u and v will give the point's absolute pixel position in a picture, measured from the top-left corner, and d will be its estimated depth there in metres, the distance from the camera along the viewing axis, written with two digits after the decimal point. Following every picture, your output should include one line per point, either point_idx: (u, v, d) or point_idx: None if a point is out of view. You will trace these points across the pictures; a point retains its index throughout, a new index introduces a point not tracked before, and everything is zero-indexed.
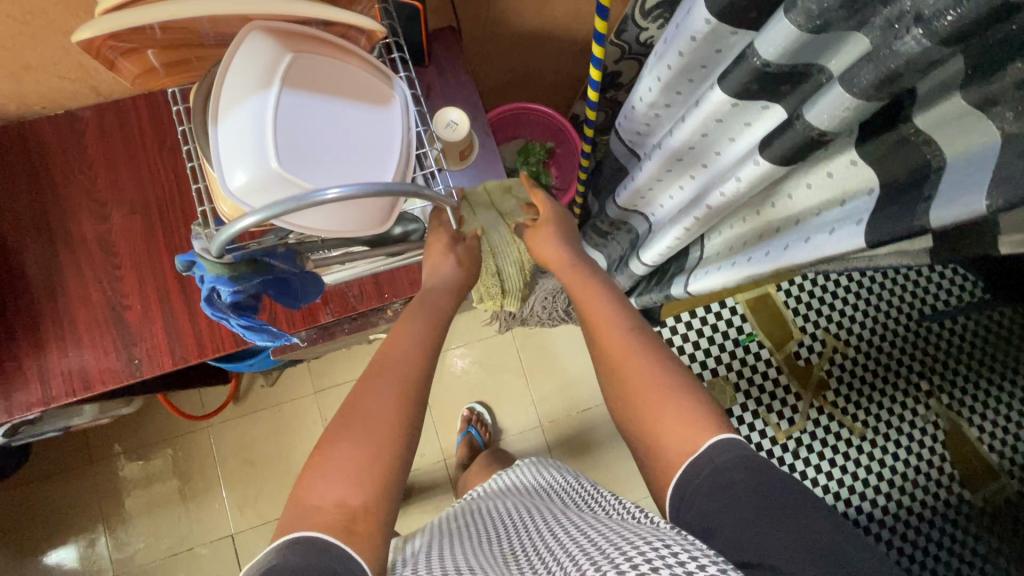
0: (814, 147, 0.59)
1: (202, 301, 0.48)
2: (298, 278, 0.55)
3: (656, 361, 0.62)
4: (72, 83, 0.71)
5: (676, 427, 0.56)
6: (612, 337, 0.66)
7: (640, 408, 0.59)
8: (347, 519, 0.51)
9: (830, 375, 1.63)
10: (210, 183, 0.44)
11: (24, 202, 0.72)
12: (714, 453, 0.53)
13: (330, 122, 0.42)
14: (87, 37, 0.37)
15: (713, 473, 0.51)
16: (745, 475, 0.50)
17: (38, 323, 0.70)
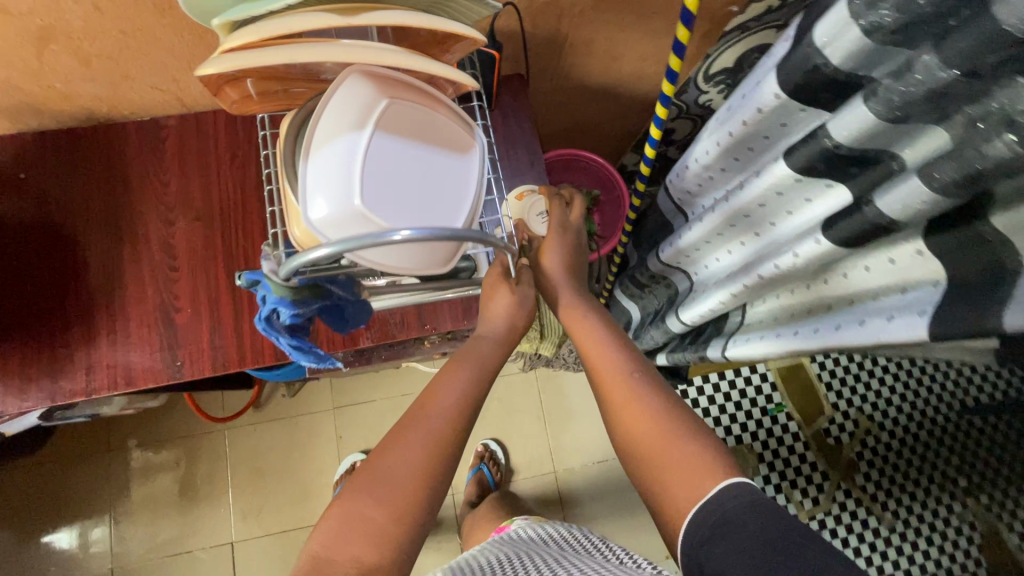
0: (880, 234, 0.58)
1: (261, 318, 0.49)
2: (353, 307, 0.56)
3: (656, 396, 0.63)
4: (162, 94, 0.75)
5: (685, 461, 0.56)
6: (616, 375, 0.66)
7: (642, 446, 0.60)
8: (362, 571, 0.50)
9: (860, 458, 1.56)
10: (286, 204, 0.46)
11: (99, 199, 0.75)
12: (726, 496, 0.52)
13: (413, 163, 0.46)
14: (208, 70, 0.40)
15: (719, 521, 0.51)
16: (751, 513, 0.49)
17: (93, 317, 0.72)
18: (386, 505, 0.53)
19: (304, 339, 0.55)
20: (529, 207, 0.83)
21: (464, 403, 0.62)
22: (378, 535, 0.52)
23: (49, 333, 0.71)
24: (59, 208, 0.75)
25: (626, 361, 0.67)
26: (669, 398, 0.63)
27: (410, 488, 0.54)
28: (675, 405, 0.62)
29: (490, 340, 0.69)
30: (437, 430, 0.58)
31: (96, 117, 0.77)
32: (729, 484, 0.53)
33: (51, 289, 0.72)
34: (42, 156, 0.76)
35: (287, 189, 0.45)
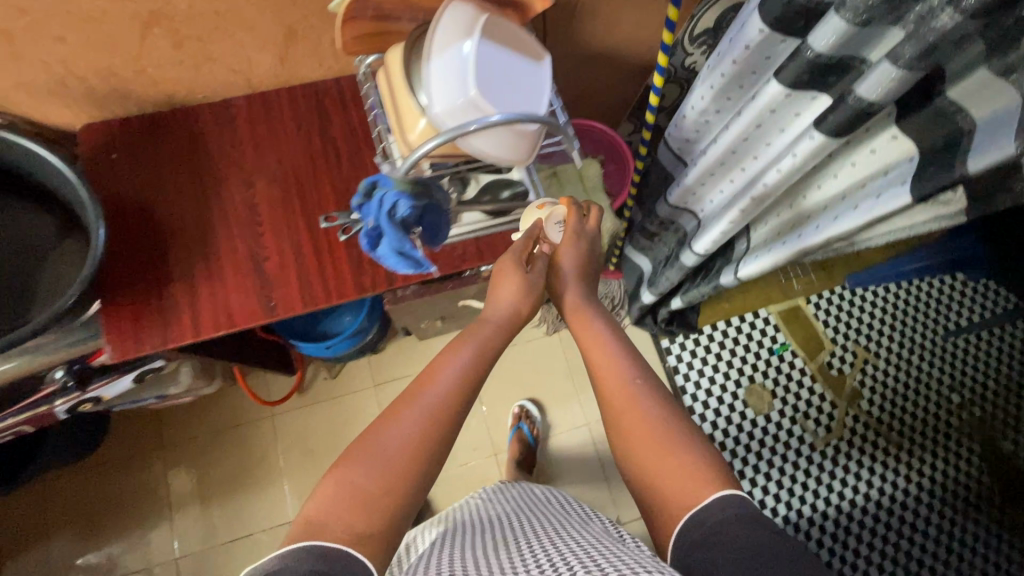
0: (862, 118, 0.71)
1: (386, 211, 0.62)
2: (442, 217, 0.68)
3: (659, 402, 0.67)
4: (235, 76, 0.86)
5: (679, 472, 0.60)
6: (617, 380, 0.69)
7: (637, 438, 0.65)
8: (353, 537, 0.54)
9: (863, 385, 1.68)
10: (400, 107, 0.57)
11: (184, 170, 0.85)
12: (719, 505, 0.55)
13: (508, 66, 0.54)
14: None
15: (715, 524, 0.54)
16: (742, 523, 0.53)
17: (193, 270, 0.81)
18: (374, 473, 0.59)
19: (407, 241, 0.66)
20: (549, 217, 0.81)
21: (465, 380, 0.68)
22: (368, 504, 0.57)
23: (155, 286, 0.80)
24: (151, 180, 0.84)
25: (631, 367, 0.71)
26: (671, 407, 0.67)
27: (398, 468, 0.60)
28: (675, 411, 0.66)
29: (493, 323, 0.76)
30: (430, 415, 0.64)
31: (176, 101, 0.87)
32: (721, 496, 0.56)
33: (152, 249, 0.81)
34: (131, 136, 0.85)
35: (404, 93, 0.55)
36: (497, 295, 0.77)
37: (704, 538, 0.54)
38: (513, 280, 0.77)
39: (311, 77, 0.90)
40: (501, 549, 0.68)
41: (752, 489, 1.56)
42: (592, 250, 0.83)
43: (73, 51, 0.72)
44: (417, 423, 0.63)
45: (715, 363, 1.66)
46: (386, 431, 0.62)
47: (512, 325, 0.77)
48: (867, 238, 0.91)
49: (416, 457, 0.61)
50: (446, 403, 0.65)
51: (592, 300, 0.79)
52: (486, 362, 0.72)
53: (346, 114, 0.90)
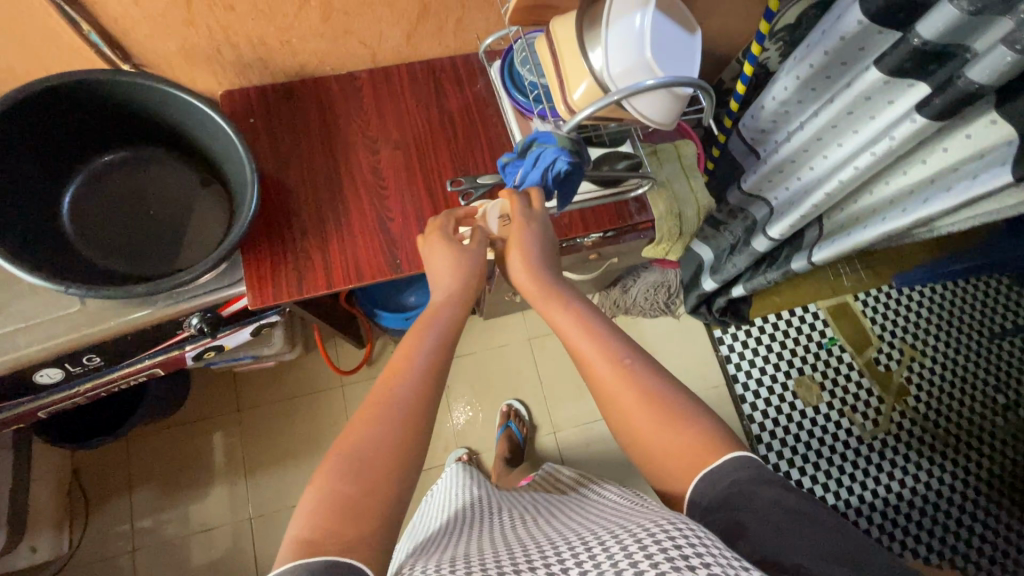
0: (968, 100, 0.77)
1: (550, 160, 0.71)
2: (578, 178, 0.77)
3: (656, 377, 0.63)
4: (365, 50, 0.92)
5: (687, 445, 0.58)
6: (607, 363, 0.64)
7: (633, 415, 0.62)
8: (342, 548, 0.50)
9: (909, 382, 1.71)
10: (564, 71, 0.64)
11: (315, 136, 0.91)
12: (731, 467, 0.55)
13: (673, 35, 0.60)
14: None
15: (731, 484, 0.53)
16: (766, 487, 0.52)
17: (326, 228, 0.87)
18: (357, 481, 0.54)
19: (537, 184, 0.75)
20: (488, 211, 0.79)
21: (431, 368, 0.65)
22: (352, 512, 0.53)
23: (291, 241, 0.86)
24: (287, 144, 0.90)
25: (617, 346, 0.66)
26: (666, 377, 0.64)
27: (380, 472, 0.56)
28: (674, 384, 0.63)
29: (450, 305, 0.71)
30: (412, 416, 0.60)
31: (307, 72, 0.93)
32: (733, 458, 0.55)
33: (287, 207, 0.88)
34: (267, 103, 0.92)
35: (575, 56, 0.62)
36: (441, 278, 0.73)
37: (724, 498, 0.53)
38: (454, 259, 0.74)
39: (428, 55, 0.97)
40: (515, 531, 0.68)
41: (802, 477, 1.58)
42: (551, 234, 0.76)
43: (235, 20, 0.79)
44: (399, 421, 0.59)
45: (765, 353, 1.70)
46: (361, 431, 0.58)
47: (466, 302, 0.73)
48: (949, 223, 0.95)
49: (400, 455, 0.57)
50: (417, 396, 0.61)
51: (560, 282, 0.73)
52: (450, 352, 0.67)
53: (460, 91, 0.96)
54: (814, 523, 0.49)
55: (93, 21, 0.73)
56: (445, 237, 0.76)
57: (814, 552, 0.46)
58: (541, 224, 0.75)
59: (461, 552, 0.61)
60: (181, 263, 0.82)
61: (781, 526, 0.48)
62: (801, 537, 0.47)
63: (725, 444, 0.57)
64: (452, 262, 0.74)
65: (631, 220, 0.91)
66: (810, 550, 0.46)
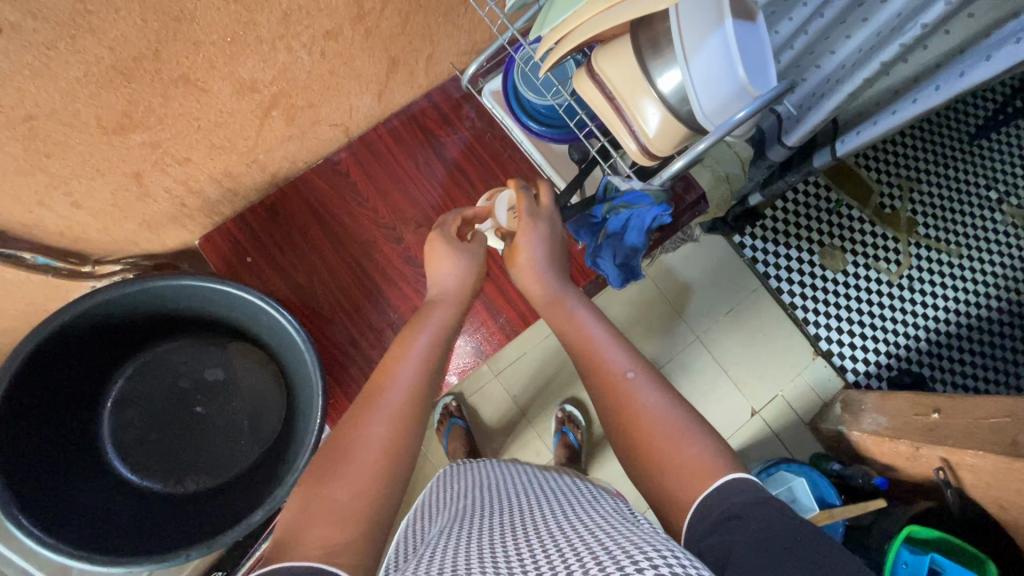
0: None
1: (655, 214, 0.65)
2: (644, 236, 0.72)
3: (655, 394, 0.54)
4: (336, 129, 0.77)
5: (693, 461, 0.49)
6: (606, 375, 0.57)
7: (634, 421, 0.53)
8: (328, 552, 0.38)
9: (915, 213, 1.76)
10: (629, 112, 0.54)
11: (327, 247, 0.79)
12: (730, 491, 0.45)
13: (748, 38, 0.51)
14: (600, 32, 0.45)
15: (725, 510, 0.44)
16: (761, 506, 0.43)
17: (387, 343, 0.78)
18: (346, 483, 0.43)
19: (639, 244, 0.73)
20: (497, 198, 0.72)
21: (426, 369, 0.55)
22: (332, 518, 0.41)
23: (363, 373, 0.77)
24: (302, 269, 0.78)
25: (620, 359, 0.58)
26: (671, 395, 0.54)
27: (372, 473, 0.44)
28: (681, 406, 0.54)
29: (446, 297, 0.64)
30: (404, 414, 0.50)
31: (283, 179, 0.79)
32: (732, 479, 0.46)
33: (337, 339, 0.77)
34: (255, 233, 0.78)
35: (647, 99, 0.52)
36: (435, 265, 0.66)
37: (717, 523, 0.43)
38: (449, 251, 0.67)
39: (402, 103, 0.83)
40: None
41: (853, 339, 1.66)
42: (561, 234, 0.70)
43: (192, 169, 0.64)
44: (386, 422, 0.48)
45: (786, 239, 1.70)
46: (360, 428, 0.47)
47: (466, 295, 0.66)
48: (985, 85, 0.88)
49: (392, 472, 0.45)
50: (412, 396, 0.52)
51: (566, 286, 0.67)
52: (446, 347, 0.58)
53: (454, 131, 0.84)
54: (808, 556, 0.39)
55: (34, 243, 0.60)
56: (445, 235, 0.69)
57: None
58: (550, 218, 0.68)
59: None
60: (265, 441, 0.74)
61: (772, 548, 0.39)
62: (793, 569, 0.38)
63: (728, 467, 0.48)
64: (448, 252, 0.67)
65: (685, 204, 0.84)
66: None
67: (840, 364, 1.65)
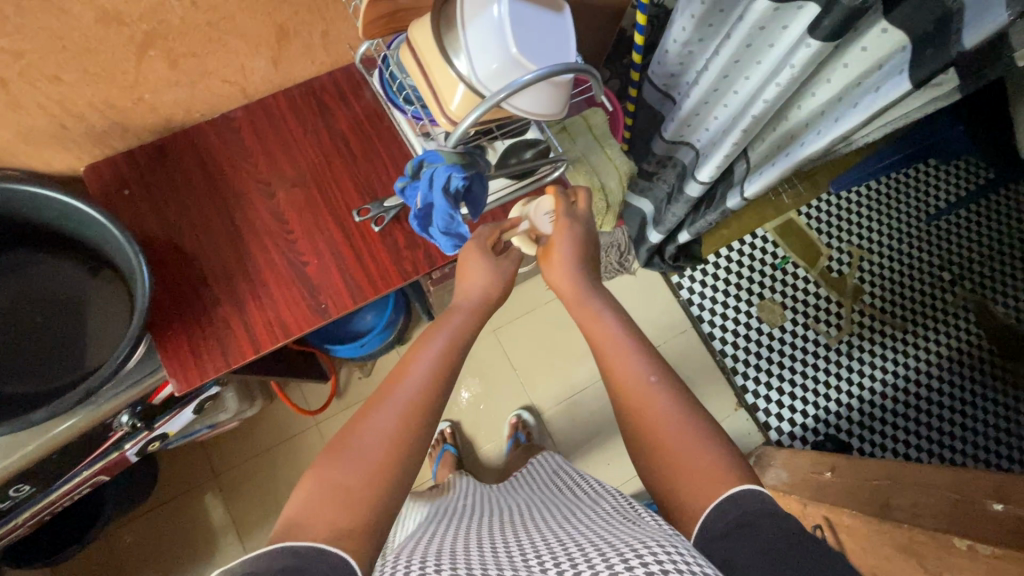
0: (858, 14, 0.74)
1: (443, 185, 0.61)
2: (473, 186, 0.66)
3: (672, 403, 0.59)
4: (230, 87, 0.83)
5: (699, 465, 0.54)
6: (631, 377, 0.62)
7: (650, 427, 0.58)
8: (334, 535, 0.48)
9: (863, 281, 1.73)
10: (432, 78, 0.58)
11: (203, 193, 0.84)
12: (738, 499, 0.50)
13: (538, 19, 0.55)
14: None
15: (738, 517, 0.49)
16: (771, 520, 0.47)
17: (237, 290, 0.81)
18: (360, 471, 0.52)
19: (458, 218, 0.64)
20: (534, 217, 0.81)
21: (439, 377, 0.61)
22: (348, 501, 0.50)
23: (204, 313, 0.80)
24: (173, 208, 0.83)
25: (641, 363, 0.63)
26: (687, 402, 0.59)
27: (381, 466, 0.53)
28: (689, 406, 0.59)
29: (467, 308, 0.71)
30: (410, 408, 0.57)
31: (175, 125, 0.85)
32: (742, 492, 0.51)
33: (190, 277, 0.81)
34: (138, 168, 0.83)
35: (439, 65, 0.56)
36: (467, 277, 0.74)
37: (725, 533, 0.49)
38: (479, 262, 0.74)
39: (303, 76, 0.89)
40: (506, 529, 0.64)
41: (781, 397, 1.63)
42: (590, 241, 0.78)
43: (68, 89, 0.71)
44: (394, 419, 0.56)
45: (724, 288, 1.71)
46: (368, 421, 0.56)
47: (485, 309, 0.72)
48: (864, 136, 0.95)
49: (402, 454, 0.55)
50: (424, 399, 0.59)
51: (597, 288, 0.73)
52: (457, 351, 0.65)
53: (347, 107, 0.89)
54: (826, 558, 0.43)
55: None
56: (485, 243, 0.77)
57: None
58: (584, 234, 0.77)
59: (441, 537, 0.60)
60: (94, 359, 0.77)
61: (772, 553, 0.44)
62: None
63: (733, 478, 0.52)
64: (485, 268, 0.75)
65: None
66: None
67: (765, 420, 1.62)
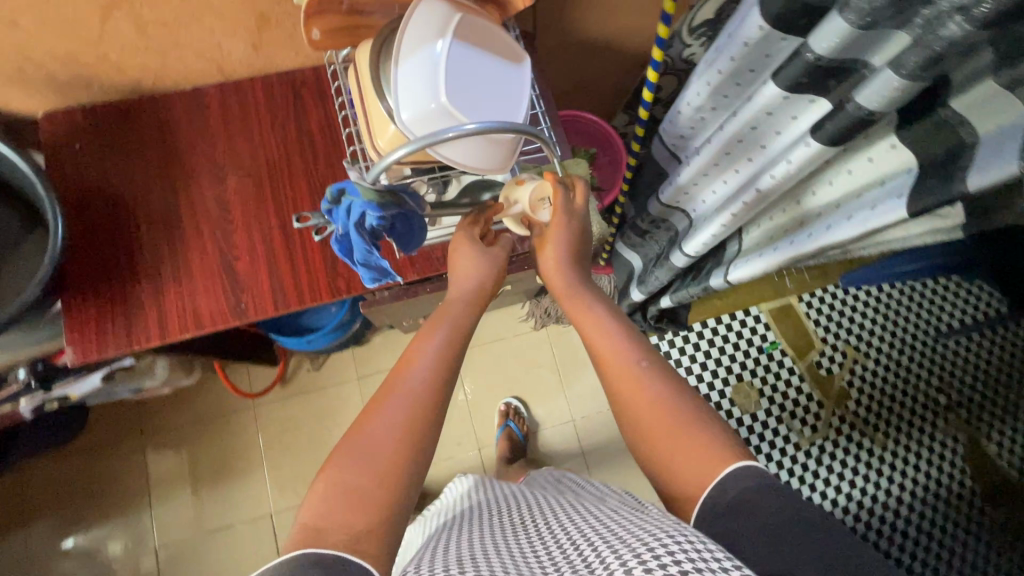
0: (863, 125, 0.68)
1: (353, 226, 0.59)
2: (402, 220, 0.63)
3: (663, 383, 0.59)
4: (204, 62, 0.80)
5: (694, 450, 0.53)
6: (620, 361, 0.61)
7: (638, 417, 0.58)
8: (351, 539, 0.48)
9: (851, 386, 1.64)
10: (368, 105, 0.53)
11: (152, 163, 0.81)
12: (731, 477, 0.50)
13: (484, 67, 0.51)
14: None
15: (736, 498, 0.49)
16: (773, 493, 0.48)
17: (160, 271, 0.78)
18: (368, 470, 0.52)
19: (375, 252, 0.62)
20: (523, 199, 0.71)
21: (438, 364, 0.60)
22: (364, 502, 0.50)
23: (120, 286, 0.77)
24: (117, 173, 0.80)
25: (628, 347, 0.62)
26: (680, 384, 0.59)
27: (391, 461, 0.53)
28: (683, 389, 0.59)
29: (461, 301, 0.68)
30: (413, 393, 0.57)
31: (144, 89, 0.82)
32: (744, 468, 0.51)
33: (116, 246, 0.78)
34: (95, 124, 0.81)
35: (372, 95, 0.52)
36: (460, 273, 0.70)
37: (727, 512, 0.49)
38: (470, 257, 0.70)
39: (286, 65, 0.86)
40: (508, 531, 0.63)
41: None
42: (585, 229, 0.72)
43: (26, 35, 0.68)
44: (402, 408, 0.56)
45: (703, 361, 1.64)
46: (370, 423, 0.55)
47: (483, 301, 0.69)
48: (859, 247, 0.88)
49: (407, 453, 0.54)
50: (430, 380, 0.58)
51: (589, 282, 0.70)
52: (461, 340, 0.63)
53: (322, 105, 0.85)
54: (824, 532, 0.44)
55: None
56: (473, 240, 0.71)
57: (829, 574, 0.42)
58: (580, 227, 0.71)
59: (446, 545, 0.59)
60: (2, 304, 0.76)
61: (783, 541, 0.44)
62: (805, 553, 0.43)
63: (730, 453, 0.52)
64: (478, 260, 0.71)
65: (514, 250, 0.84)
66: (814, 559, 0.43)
67: None
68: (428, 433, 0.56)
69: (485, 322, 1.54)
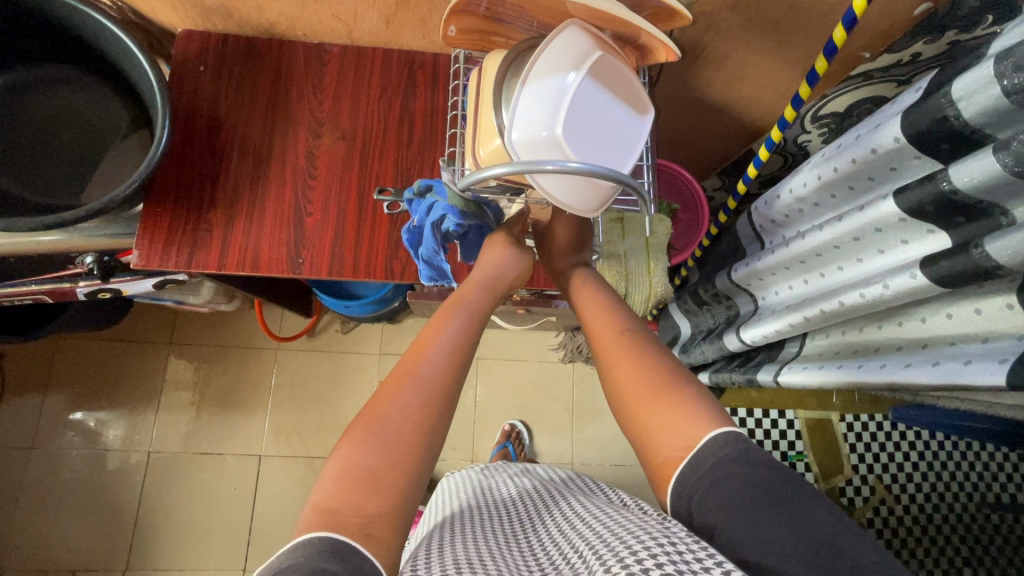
0: (981, 277, 0.61)
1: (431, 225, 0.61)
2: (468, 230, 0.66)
3: (652, 358, 0.59)
4: (336, 24, 0.82)
5: (675, 424, 0.53)
6: (609, 331, 0.63)
7: (632, 405, 0.57)
8: (363, 523, 0.47)
9: (870, 524, 1.51)
10: (480, 116, 0.53)
11: (261, 102, 0.84)
12: (711, 446, 0.50)
13: (607, 111, 0.49)
14: None
15: (713, 466, 0.49)
16: (746, 468, 0.48)
17: (236, 203, 0.80)
18: (383, 453, 0.51)
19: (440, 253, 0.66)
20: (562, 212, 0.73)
21: (459, 347, 0.59)
22: (372, 487, 0.49)
23: (197, 208, 0.79)
24: (226, 102, 0.83)
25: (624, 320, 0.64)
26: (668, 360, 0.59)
27: (405, 450, 0.51)
28: (673, 365, 0.58)
29: (482, 286, 0.65)
30: (437, 384, 0.55)
31: (276, 33, 0.85)
32: (718, 432, 0.51)
33: (204, 169, 0.81)
34: (222, 53, 0.85)
35: (489, 108, 0.51)
36: (485, 260, 0.67)
37: (703, 483, 0.49)
38: (501, 248, 0.68)
39: (409, 45, 0.86)
40: (517, 542, 0.64)
41: None
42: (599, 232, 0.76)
43: None
44: (422, 393, 0.55)
45: None
46: (388, 402, 0.54)
47: (502, 289, 0.67)
48: (934, 394, 0.81)
49: (425, 445, 0.52)
50: (447, 372, 0.57)
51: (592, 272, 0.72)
52: (477, 326, 0.62)
53: (432, 92, 0.86)
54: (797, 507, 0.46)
55: None
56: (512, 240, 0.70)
57: (806, 559, 0.43)
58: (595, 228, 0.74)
59: (459, 542, 0.61)
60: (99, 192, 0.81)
61: (755, 518, 0.45)
62: (777, 528, 0.45)
63: (711, 418, 0.52)
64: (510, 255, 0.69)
65: None
66: (784, 540, 0.44)
67: None
68: (435, 434, 0.54)
69: (516, 339, 1.52)
